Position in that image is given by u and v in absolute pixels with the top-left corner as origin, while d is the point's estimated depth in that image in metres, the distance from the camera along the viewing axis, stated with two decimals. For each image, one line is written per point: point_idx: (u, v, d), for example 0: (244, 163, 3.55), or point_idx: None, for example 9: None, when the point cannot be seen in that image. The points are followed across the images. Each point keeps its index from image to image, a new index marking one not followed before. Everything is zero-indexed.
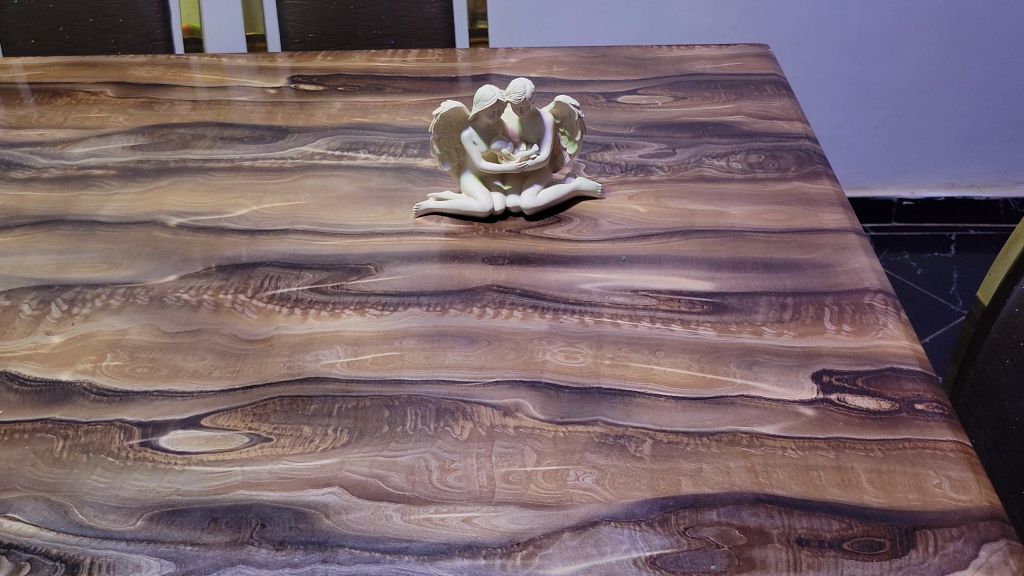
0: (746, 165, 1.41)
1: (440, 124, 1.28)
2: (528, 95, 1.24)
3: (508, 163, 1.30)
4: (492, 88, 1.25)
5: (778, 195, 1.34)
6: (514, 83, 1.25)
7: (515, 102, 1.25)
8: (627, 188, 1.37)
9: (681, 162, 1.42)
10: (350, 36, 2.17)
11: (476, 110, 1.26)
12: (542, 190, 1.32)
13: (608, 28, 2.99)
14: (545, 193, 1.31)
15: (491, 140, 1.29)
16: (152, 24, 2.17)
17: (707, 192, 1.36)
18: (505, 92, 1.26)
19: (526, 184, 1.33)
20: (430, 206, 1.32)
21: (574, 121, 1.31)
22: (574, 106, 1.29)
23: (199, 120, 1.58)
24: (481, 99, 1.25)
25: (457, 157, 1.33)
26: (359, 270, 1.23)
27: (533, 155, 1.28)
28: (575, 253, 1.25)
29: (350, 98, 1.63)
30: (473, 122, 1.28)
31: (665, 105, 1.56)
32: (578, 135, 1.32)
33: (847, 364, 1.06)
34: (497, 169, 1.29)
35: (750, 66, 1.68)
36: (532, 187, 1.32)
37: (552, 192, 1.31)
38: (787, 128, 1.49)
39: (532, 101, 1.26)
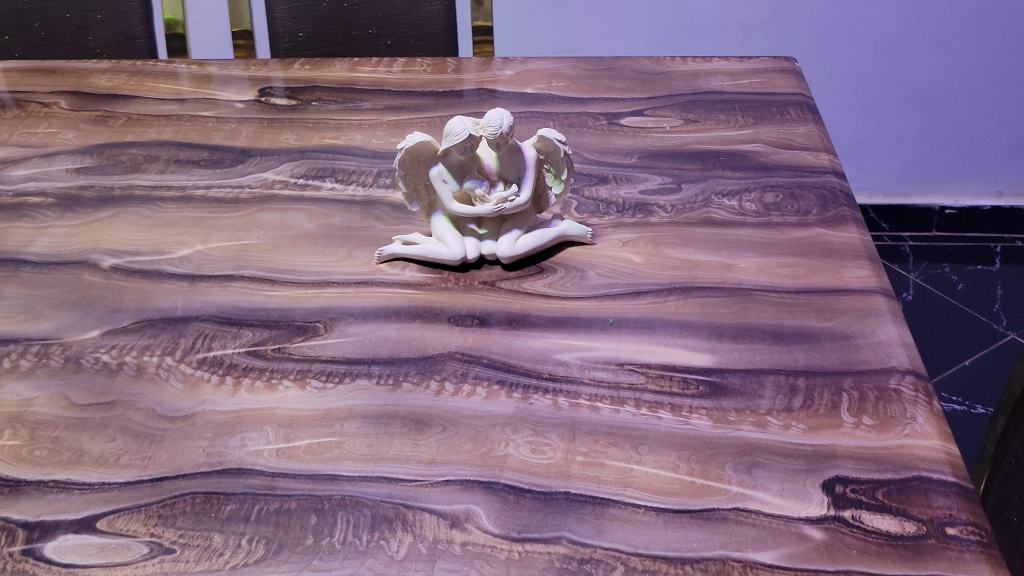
0: (761, 206, 1.23)
1: (407, 158, 1.12)
2: (506, 129, 1.07)
3: (484, 205, 1.13)
4: (465, 119, 1.09)
5: (796, 244, 1.17)
6: (489, 114, 1.09)
7: (490, 137, 1.08)
8: (622, 232, 1.20)
9: (687, 201, 1.24)
10: (344, 37, 2.01)
11: (445, 145, 1.10)
12: (522, 236, 1.15)
13: (630, 33, 2.81)
14: (525, 240, 1.14)
15: (464, 179, 1.13)
16: (133, 20, 2.01)
17: (714, 239, 1.18)
18: (479, 124, 1.09)
19: (505, 228, 1.16)
20: (394, 251, 1.16)
21: (560, 158, 1.13)
22: (559, 140, 1.11)
23: (156, 138, 1.43)
24: (450, 132, 1.09)
25: (427, 196, 1.16)
26: (307, 328, 1.07)
27: (512, 197, 1.11)
28: (553, 314, 1.08)
29: (324, 115, 1.47)
30: (444, 157, 1.12)
31: (673, 130, 1.39)
32: (566, 174, 1.15)
33: (865, 470, 0.88)
34: (469, 211, 1.12)
35: (774, 83, 1.50)
36: (511, 232, 1.15)
37: (533, 238, 1.14)
38: (811, 160, 1.31)
39: (511, 136, 1.09)
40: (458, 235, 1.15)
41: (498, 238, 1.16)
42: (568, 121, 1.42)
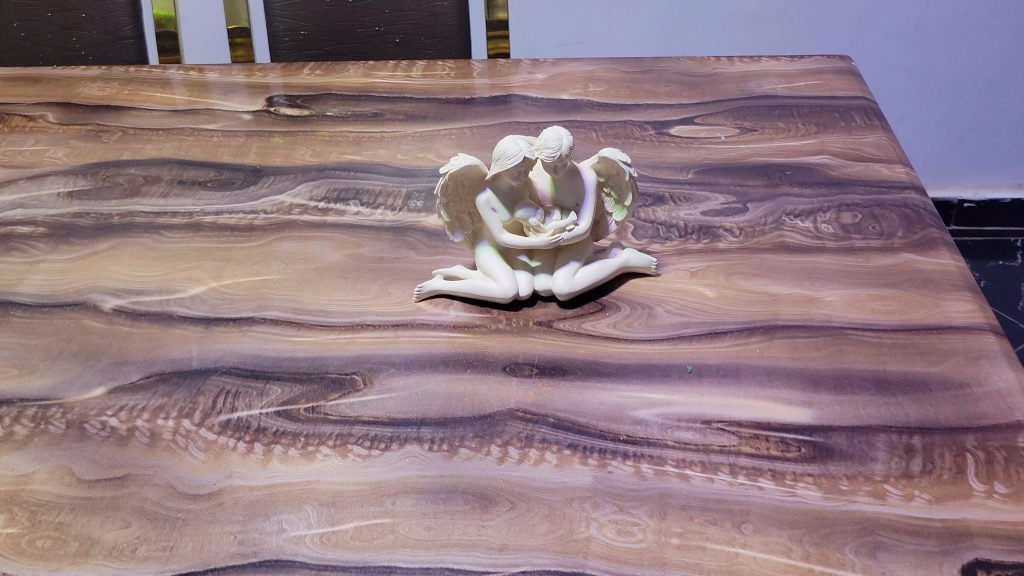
0: (840, 228, 1.11)
1: (450, 183, 0.98)
2: (566, 150, 0.94)
3: (538, 235, 1.00)
4: (518, 140, 0.95)
5: (885, 272, 1.04)
6: (546, 133, 0.95)
7: (548, 159, 0.95)
8: (688, 261, 1.07)
9: (755, 223, 1.12)
10: (349, 36, 1.86)
11: (496, 169, 0.96)
12: (580, 269, 1.02)
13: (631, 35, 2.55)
14: (584, 273, 1.01)
15: (515, 207, 0.99)
16: (120, 20, 1.86)
17: (792, 267, 1.06)
18: (534, 144, 0.96)
19: (560, 260, 1.03)
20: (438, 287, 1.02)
21: (624, 182, 1.00)
22: (624, 162, 0.98)
23: (156, 155, 1.28)
24: (502, 154, 0.95)
25: (472, 224, 1.03)
26: (343, 382, 0.94)
27: (571, 226, 0.98)
28: (623, 361, 0.95)
29: (341, 127, 1.33)
30: (493, 182, 0.99)
31: (729, 140, 1.26)
32: (630, 200, 1.01)
33: (1009, 551, 0.76)
34: (522, 242, 0.99)
35: (833, 86, 1.37)
36: (568, 265, 1.02)
37: (593, 272, 1.02)
38: (887, 174, 1.18)
39: (570, 158, 0.96)
40: (508, 269, 1.02)
41: (552, 271, 1.03)
42: (612, 130, 1.29)
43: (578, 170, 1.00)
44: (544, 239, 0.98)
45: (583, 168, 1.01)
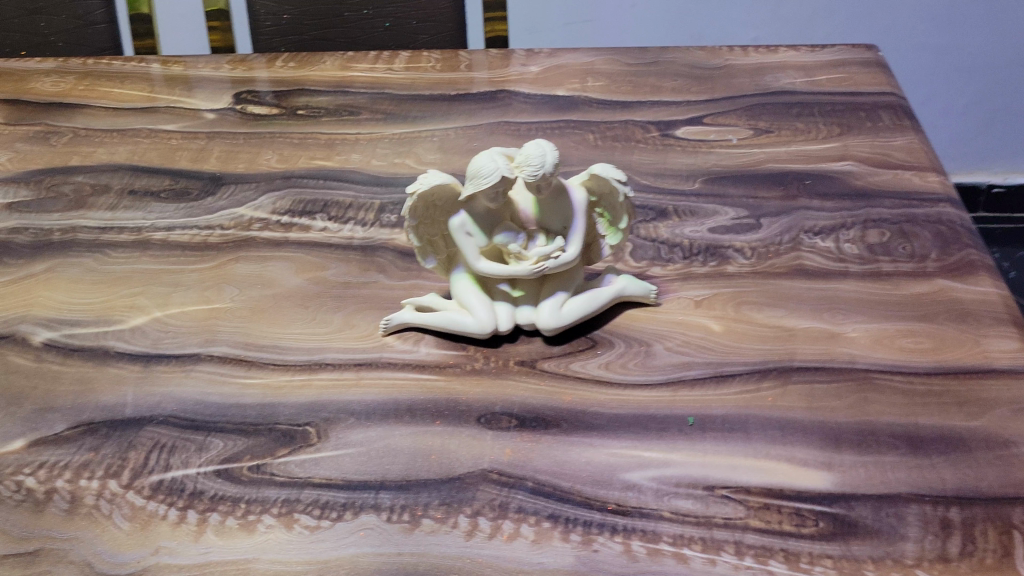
0: (865, 248, 0.98)
1: (419, 204, 0.86)
2: (552, 168, 0.81)
3: (520, 263, 0.87)
4: (496, 155, 0.83)
5: (917, 302, 0.91)
6: (528, 147, 0.83)
7: (530, 179, 0.83)
8: (692, 288, 0.94)
9: (770, 241, 0.99)
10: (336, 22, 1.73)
11: (471, 189, 0.84)
12: (569, 300, 0.90)
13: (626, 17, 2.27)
14: (572, 305, 0.89)
15: (494, 231, 0.87)
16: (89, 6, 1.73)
17: (810, 295, 0.93)
18: (515, 161, 0.84)
19: (546, 290, 0.90)
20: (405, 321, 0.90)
21: (618, 201, 0.87)
22: (618, 179, 0.86)
23: (107, 161, 1.17)
24: (478, 172, 0.83)
25: (446, 248, 0.91)
26: (294, 434, 0.82)
27: (557, 253, 0.86)
28: (614, 411, 0.83)
29: (312, 128, 1.21)
30: (467, 202, 0.86)
31: (742, 143, 1.13)
32: (625, 222, 0.89)
33: None
34: (502, 271, 0.86)
35: (858, 80, 1.23)
36: (554, 295, 0.90)
37: (583, 303, 0.89)
38: (918, 184, 1.05)
39: (556, 176, 0.83)
40: (486, 300, 0.90)
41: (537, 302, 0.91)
42: (611, 132, 1.16)
43: (565, 188, 0.87)
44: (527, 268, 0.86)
45: (571, 186, 0.88)
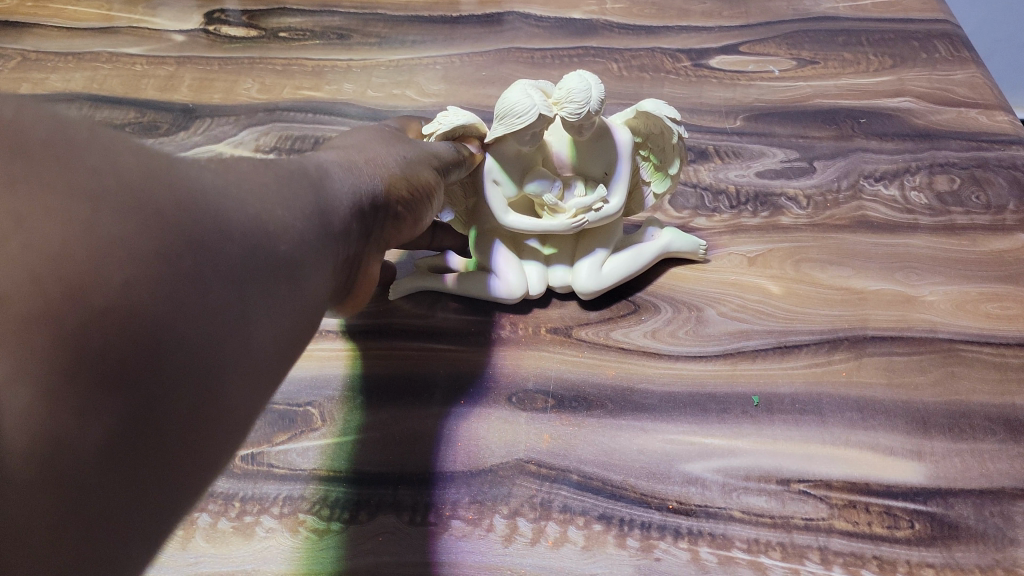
0: (934, 198, 0.87)
1: None
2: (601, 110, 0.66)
3: (554, 216, 0.74)
4: (528, 90, 0.68)
5: (1000, 260, 0.81)
6: (568, 80, 0.68)
7: (572, 120, 0.68)
8: (743, 243, 0.83)
9: (826, 188, 0.88)
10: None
11: (501, 132, 0.69)
12: (608, 260, 0.77)
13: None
14: (613, 265, 0.76)
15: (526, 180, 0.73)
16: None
17: (878, 251, 0.82)
18: (554, 97, 0.68)
19: (584, 246, 0.77)
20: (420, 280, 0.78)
21: (671, 146, 0.74)
22: (674, 118, 0.71)
23: (62, 89, 1.01)
24: (508, 111, 0.68)
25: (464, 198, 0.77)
26: (295, 417, 0.71)
27: (599, 206, 0.73)
28: (667, 389, 0.72)
29: (297, 52, 1.06)
30: (493, 145, 0.71)
31: (785, 75, 1.01)
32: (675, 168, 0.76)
33: None
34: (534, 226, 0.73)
35: (907, 5, 1.11)
36: (593, 253, 0.76)
37: (623, 263, 0.77)
38: (986, 125, 0.94)
39: (600, 117, 0.68)
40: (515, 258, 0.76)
41: (573, 259, 0.78)
42: (637, 61, 1.03)
43: (608, 129, 0.73)
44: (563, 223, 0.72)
45: (614, 125, 0.74)
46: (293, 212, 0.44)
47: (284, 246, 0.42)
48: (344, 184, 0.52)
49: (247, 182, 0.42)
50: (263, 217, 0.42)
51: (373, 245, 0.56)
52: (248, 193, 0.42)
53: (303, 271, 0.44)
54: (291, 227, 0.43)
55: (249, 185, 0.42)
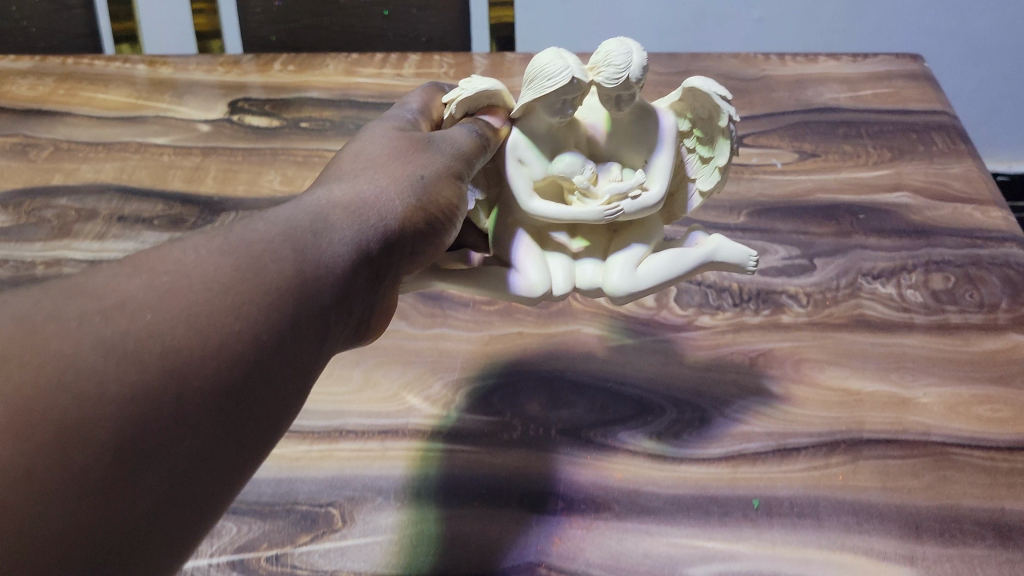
0: (929, 296, 0.90)
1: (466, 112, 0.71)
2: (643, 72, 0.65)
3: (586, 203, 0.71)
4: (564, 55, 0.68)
5: (992, 360, 0.84)
6: (607, 46, 0.68)
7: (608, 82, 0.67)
8: (745, 343, 0.87)
9: (826, 286, 0.91)
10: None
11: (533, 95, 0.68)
12: (646, 258, 0.73)
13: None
14: (651, 264, 0.72)
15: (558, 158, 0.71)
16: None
17: (875, 351, 0.85)
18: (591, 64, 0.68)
19: (617, 244, 0.74)
20: (443, 274, 0.71)
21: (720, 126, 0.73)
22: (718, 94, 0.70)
23: (92, 180, 1.06)
24: (541, 70, 0.67)
25: (488, 186, 0.75)
26: (317, 517, 0.74)
27: (636, 193, 0.70)
28: (672, 491, 0.75)
29: (318, 143, 1.11)
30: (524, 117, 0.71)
31: (787, 169, 1.05)
32: (723, 159, 0.74)
33: None
34: (561, 211, 0.70)
35: (906, 96, 1.15)
36: (628, 248, 0.73)
37: (664, 260, 0.72)
38: (980, 221, 0.98)
39: (642, 86, 0.68)
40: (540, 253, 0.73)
41: (604, 256, 0.74)
42: None
43: (650, 112, 0.73)
44: (596, 211, 0.70)
45: (658, 109, 0.73)
46: (248, 293, 0.46)
47: (234, 329, 0.45)
48: (342, 231, 0.55)
49: (184, 273, 0.45)
50: (204, 313, 0.44)
51: (387, 279, 0.59)
52: (187, 290, 0.44)
53: (269, 346, 0.47)
54: (245, 312, 0.46)
55: (199, 273, 0.46)
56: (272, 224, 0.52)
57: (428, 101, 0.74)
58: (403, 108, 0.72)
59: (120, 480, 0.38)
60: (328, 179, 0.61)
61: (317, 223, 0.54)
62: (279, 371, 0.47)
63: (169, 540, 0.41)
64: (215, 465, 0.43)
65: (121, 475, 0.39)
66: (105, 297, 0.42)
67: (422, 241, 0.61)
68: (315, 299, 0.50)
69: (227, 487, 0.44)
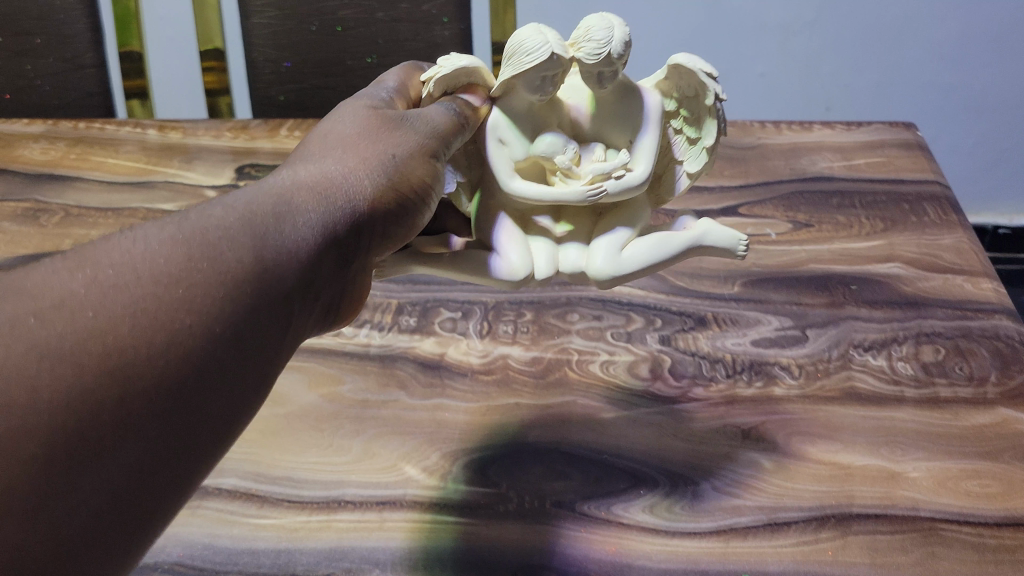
0: (920, 369, 0.92)
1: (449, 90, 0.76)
2: (623, 51, 0.71)
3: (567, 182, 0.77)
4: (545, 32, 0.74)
5: (980, 435, 0.85)
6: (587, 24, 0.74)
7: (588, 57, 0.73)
8: (738, 416, 0.88)
9: (818, 357, 0.93)
10: (314, 24, 1.47)
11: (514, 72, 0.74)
12: (632, 242, 0.78)
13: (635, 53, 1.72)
14: (635, 248, 0.77)
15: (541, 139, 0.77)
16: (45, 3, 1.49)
17: (865, 425, 0.86)
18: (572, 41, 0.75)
19: (601, 226, 0.80)
20: (423, 259, 0.79)
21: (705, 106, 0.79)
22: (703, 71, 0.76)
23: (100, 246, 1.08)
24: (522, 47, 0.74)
25: (468, 168, 0.82)
26: None
27: (619, 173, 0.76)
28: (663, 564, 0.75)
29: None
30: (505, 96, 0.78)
31: (782, 238, 1.07)
32: (710, 140, 0.79)
33: None
34: (540, 191, 0.76)
35: (898, 165, 1.18)
36: (614, 232, 0.78)
37: (649, 245, 0.78)
38: (970, 292, 0.99)
39: (622, 62, 0.74)
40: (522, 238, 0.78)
41: (587, 238, 0.80)
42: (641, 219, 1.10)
43: (633, 92, 0.79)
44: (578, 191, 0.75)
45: (643, 90, 0.79)
46: (200, 281, 0.50)
47: (187, 321, 0.48)
48: (305, 214, 0.58)
49: (131, 268, 0.48)
50: (150, 309, 0.47)
51: (359, 258, 0.63)
52: (137, 285, 0.48)
53: (227, 333, 0.50)
54: (196, 303, 0.49)
55: (148, 269, 0.49)
56: (227, 217, 0.54)
57: (404, 79, 0.80)
58: (381, 85, 0.78)
59: (78, 464, 0.43)
60: (296, 161, 0.65)
61: (280, 208, 0.58)
62: (237, 359, 0.50)
63: (139, 510, 0.45)
64: (168, 454, 0.46)
65: (77, 467, 0.43)
66: (45, 295, 0.45)
67: (393, 217, 0.65)
68: (273, 285, 0.54)
69: (196, 460, 0.48)
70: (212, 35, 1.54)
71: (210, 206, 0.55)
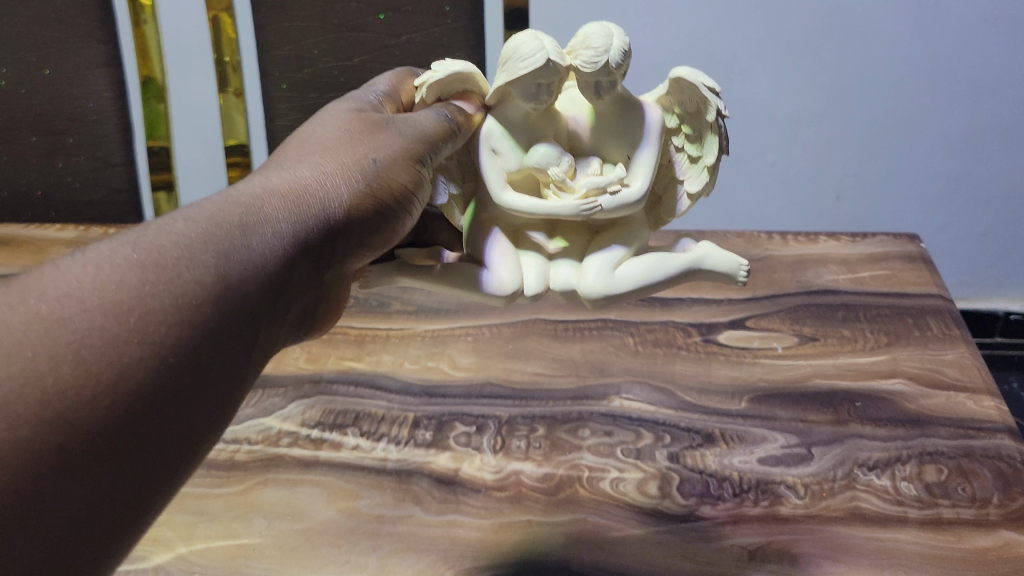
0: (923, 489, 0.93)
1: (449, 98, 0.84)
2: (617, 58, 0.77)
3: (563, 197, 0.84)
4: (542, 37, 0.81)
5: (984, 557, 0.85)
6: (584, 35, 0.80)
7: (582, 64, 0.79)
8: (744, 534, 0.89)
9: (823, 476, 0.95)
10: None
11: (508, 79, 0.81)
12: (627, 262, 0.84)
13: None
14: (628, 268, 0.83)
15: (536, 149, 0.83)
16: (79, 105, 1.56)
17: (869, 546, 0.87)
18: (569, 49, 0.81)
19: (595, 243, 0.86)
20: (406, 270, 0.85)
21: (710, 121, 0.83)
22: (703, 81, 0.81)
23: None
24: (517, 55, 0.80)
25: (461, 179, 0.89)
26: None
27: (612, 190, 0.82)
28: None
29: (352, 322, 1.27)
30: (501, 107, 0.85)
31: (788, 351, 1.13)
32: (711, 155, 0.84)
33: None
34: (535, 205, 0.82)
35: (901, 278, 1.25)
36: (610, 249, 0.84)
37: (643, 264, 0.84)
38: (971, 410, 1.02)
39: (620, 71, 0.79)
40: (514, 251, 0.85)
41: (579, 256, 0.86)
42: (652, 336, 1.19)
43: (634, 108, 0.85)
44: (573, 205, 0.81)
45: (646, 104, 0.85)
46: (158, 298, 0.53)
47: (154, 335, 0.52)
48: (275, 225, 0.64)
49: (83, 296, 0.50)
50: (107, 332, 0.50)
51: (336, 259, 0.70)
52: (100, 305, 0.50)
53: (194, 342, 0.54)
54: (149, 331, 0.51)
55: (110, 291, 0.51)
56: (184, 234, 0.58)
57: (396, 85, 0.87)
58: (372, 88, 0.86)
59: (79, 470, 0.46)
60: (268, 171, 0.70)
61: (246, 220, 0.62)
62: (207, 361, 0.54)
63: (135, 503, 0.50)
64: (152, 450, 0.50)
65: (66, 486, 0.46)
66: None
67: (370, 223, 0.73)
68: (236, 297, 0.57)
69: (183, 453, 0.53)
70: (236, 134, 1.57)
71: (174, 220, 0.59)
